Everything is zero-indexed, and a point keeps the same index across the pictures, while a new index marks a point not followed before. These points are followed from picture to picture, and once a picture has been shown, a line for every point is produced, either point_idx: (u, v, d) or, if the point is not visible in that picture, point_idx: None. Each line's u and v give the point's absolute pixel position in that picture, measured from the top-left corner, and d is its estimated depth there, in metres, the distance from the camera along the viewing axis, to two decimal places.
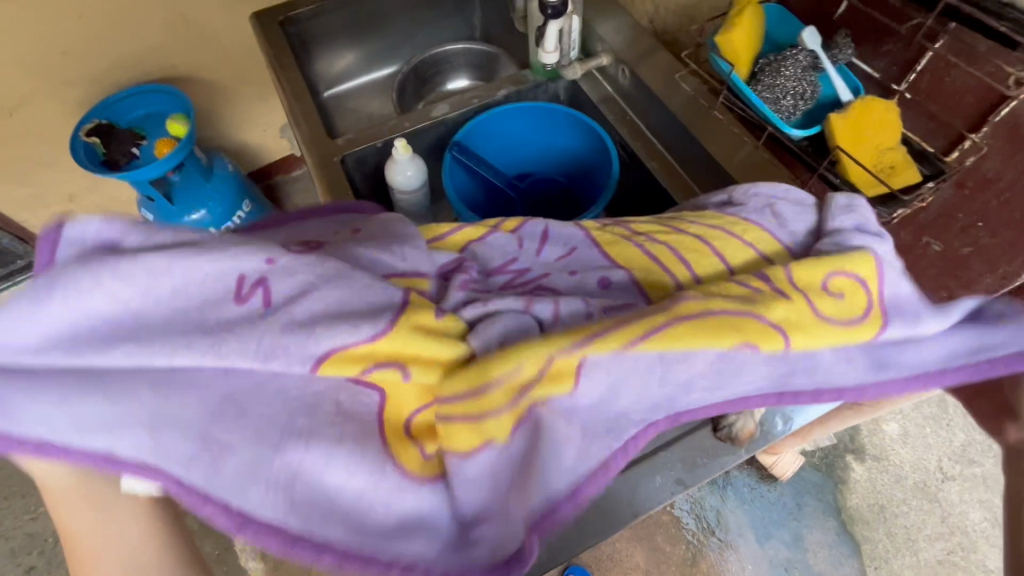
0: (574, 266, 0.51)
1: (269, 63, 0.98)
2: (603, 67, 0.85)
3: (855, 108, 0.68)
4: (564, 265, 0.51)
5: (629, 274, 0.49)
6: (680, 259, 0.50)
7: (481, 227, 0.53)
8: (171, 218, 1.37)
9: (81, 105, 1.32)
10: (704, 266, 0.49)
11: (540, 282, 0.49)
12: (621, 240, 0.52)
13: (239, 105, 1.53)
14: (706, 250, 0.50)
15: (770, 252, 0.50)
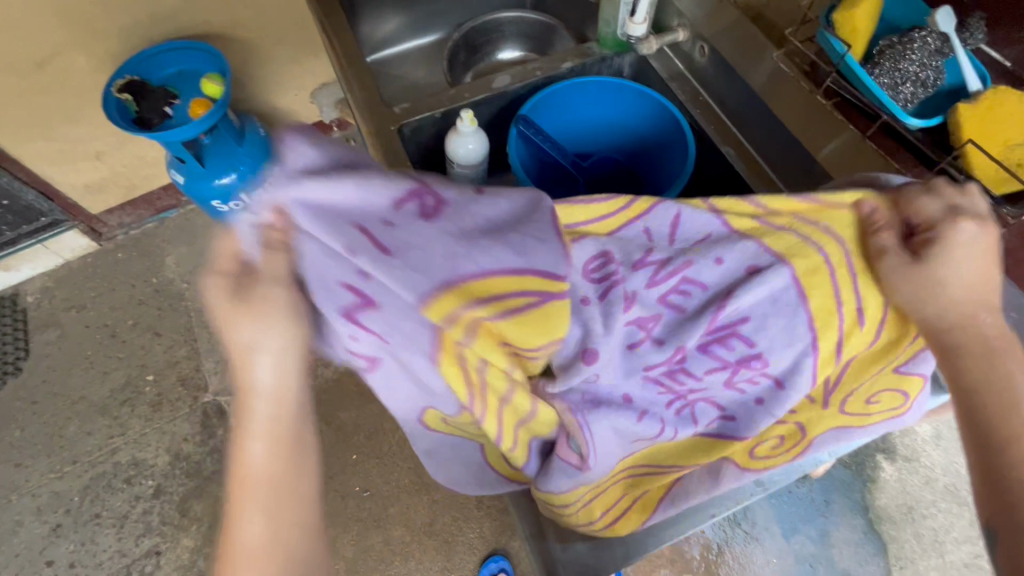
0: (719, 254, 0.55)
1: (318, 22, 0.93)
2: (677, 43, 0.80)
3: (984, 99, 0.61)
4: (709, 253, 0.55)
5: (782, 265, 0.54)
6: (818, 248, 0.55)
7: (624, 214, 0.56)
8: (202, 182, 1.34)
9: (112, 60, 1.27)
10: (840, 257, 0.56)
11: (687, 271, 0.54)
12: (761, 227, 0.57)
13: (271, 67, 1.47)
14: (837, 243, 0.56)
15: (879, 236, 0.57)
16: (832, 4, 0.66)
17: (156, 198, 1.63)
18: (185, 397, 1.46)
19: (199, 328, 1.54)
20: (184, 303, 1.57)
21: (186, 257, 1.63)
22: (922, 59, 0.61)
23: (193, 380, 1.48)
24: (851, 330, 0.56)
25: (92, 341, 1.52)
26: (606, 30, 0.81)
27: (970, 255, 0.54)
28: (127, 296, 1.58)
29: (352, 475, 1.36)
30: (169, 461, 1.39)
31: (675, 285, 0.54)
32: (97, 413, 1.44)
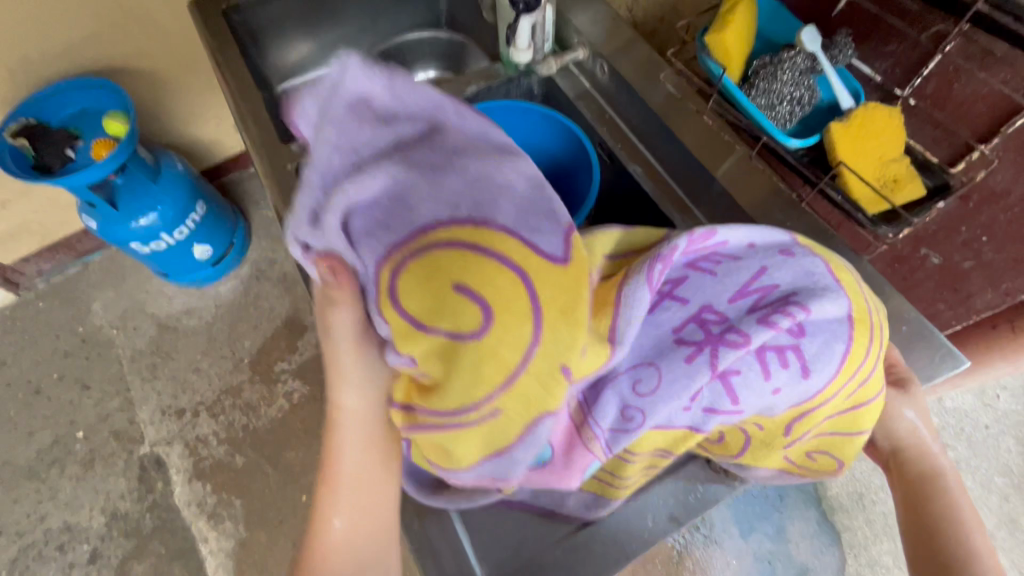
0: (751, 292, 0.47)
1: (211, 56, 0.89)
2: (580, 61, 0.78)
3: (856, 117, 0.61)
4: (746, 292, 0.47)
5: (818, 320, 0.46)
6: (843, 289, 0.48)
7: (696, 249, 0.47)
8: (116, 224, 1.26)
9: (7, 103, 1.20)
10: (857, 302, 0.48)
11: (704, 307, 0.47)
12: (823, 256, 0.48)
13: (185, 97, 1.41)
14: (857, 290, 0.48)
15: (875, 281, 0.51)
16: (705, 25, 0.67)
17: (76, 241, 1.54)
18: (120, 451, 1.38)
19: (131, 376, 1.46)
20: (113, 350, 1.49)
21: (113, 301, 1.54)
22: (793, 78, 0.63)
23: (128, 433, 1.40)
24: (869, 363, 0.48)
25: (14, 400, 1.43)
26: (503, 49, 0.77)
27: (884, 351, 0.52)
28: (51, 348, 1.49)
29: (303, 518, 1.30)
30: (105, 522, 1.31)
31: (687, 317, 0.47)
32: (23, 478, 1.35)
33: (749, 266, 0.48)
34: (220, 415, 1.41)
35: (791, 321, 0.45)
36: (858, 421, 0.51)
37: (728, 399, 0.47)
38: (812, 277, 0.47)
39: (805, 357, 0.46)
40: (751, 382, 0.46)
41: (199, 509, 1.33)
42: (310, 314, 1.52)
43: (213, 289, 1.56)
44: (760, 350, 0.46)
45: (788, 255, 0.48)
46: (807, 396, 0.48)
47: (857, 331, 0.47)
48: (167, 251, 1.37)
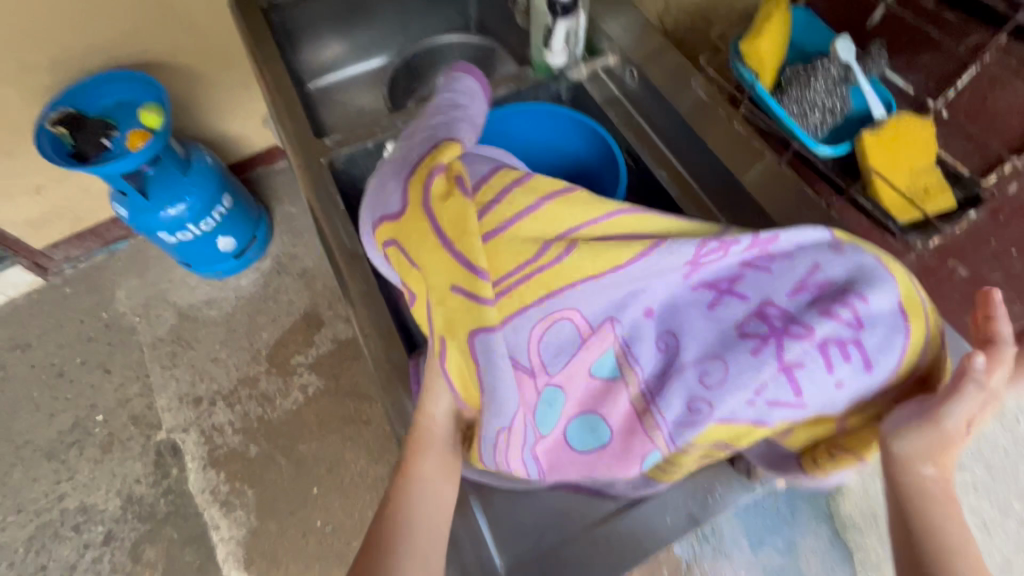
0: (807, 287, 0.50)
1: (249, 51, 0.91)
2: (609, 67, 0.80)
3: (888, 127, 0.63)
4: (802, 287, 0.50)
5: (876, 311, 0.48)
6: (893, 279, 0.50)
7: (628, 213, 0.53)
8: (146, 213, 1.30)
9: (49, 93, 1.24)
10: (904, 290, 0.49)
11: (764, 302, 0.50)
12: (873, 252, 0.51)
13: (218, 92, 1.45)
14: (907, 279, 0.50)
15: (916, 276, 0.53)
16: (741, 33, 0.68)
17: (104, 229, 1.58)
18: (137, 436, 1.40)
19: (151, 363, 1.48)
20: (135, 337, 1.52)
21: (137, 289, 1.58)
22: (827, 87, 0.63)
23: (146, 419, 1.42)
24: (928, 354, 0.50)
25: (38, 381, 1.46)
26: (535, 54, 0.78)
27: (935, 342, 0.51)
28: (75, 333, 1.52)
29: (314, 509, 1.32)
30: (120, 505, 1.34)
31: (749, 312, 0.50)
32: (43, 458, 1.38)
33: (801, 262, 0.50)
34: (236, 404, 1.43)
35: (850, 313, 0.47)
36: (883, 413, 0.51)
37: (793, 393, 0.48)
38: (864, 268, 0.49)
39: (866, 348, 0.48)
40: (817, 375, 0.48)
41: (212, 497, 1.34)
42: (328, 309, 1.55)
43: (234, 280, 1.59)
44: (823, 345, 0.48)
45: (837, 251, 0.51)
46: (870, 390, 0.49)
47: (912, 320, 0.49)
48: (193, 241, 1.41)
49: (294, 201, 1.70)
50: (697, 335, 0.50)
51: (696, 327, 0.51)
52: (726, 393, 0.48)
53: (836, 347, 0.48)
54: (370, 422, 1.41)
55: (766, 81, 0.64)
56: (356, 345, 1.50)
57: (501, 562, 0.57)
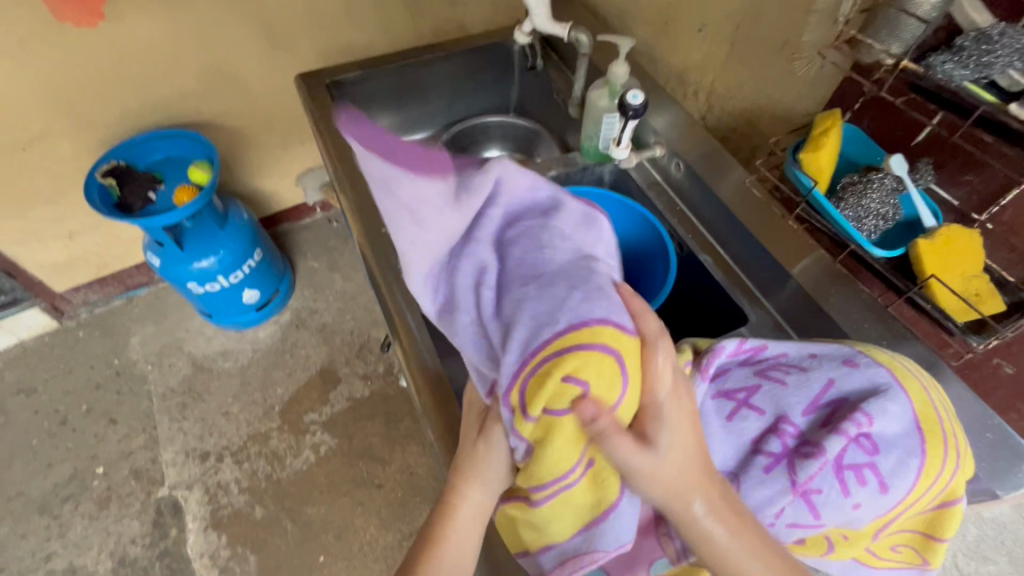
0: (825, 404, 0.51)
1: (313, 120, 0.98)
2: (655, 157, 0.85)
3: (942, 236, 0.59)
4: (819, 404, 0.51)
5: (888, 431, 0.48)
6: (902, 385, 0.51)
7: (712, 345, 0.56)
8: (179, 263, 1.32)
9: (101, 146, 1.29)
10: (914, 393, 0.50)
11: (779, 418, 0.51)
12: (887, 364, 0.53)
13: (259, 152, 1.51)
14: (912, 380, 0.51)
15: (930, 384, 0.52)
16: (797, 142, 0.70)
17: (127, 275, 1.58)
18: (138, 491, 1.35)
19: (160, 414, 1.45)
20: (146, 386, 1.49)
21: (153, 336, 1.56)
22: (882, 196, 0.62)
23: (148, 473, 1.37)
24: (952, 470, 0.49)
25: (39, 428, 1.42)
26: (589, 141, 0.84)
27: (957, 453, 0.49)
28: (84, 378, 1.49)
29: None
30: (111, 568, 1.26)
31: (762, 429, 0.51)
32: (34, 512, 1.31)
33: (816, 378, 0.52)
34: (244, 461, 1.39)
35: (863, 434, 0.47)
36: (937, 528, 0.51)
37: (810, 516, 0.48)
38: (876, 385, 0.51)
39: (883, 469, 0.47)
40: (832, 500, 0.47)
41: (211, 562, 1.27)
42: (346, 366, 1.54)
43: (252, 332, 1.58)
44: (839, 467, 0.47)
45: (851, 365, 0.52)
46: (889, 509, 0.48)
47: (930, 443, 0.48)
48: (220, 293, 1.42)
49: (318, 257, 1.72)
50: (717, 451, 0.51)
51: (715, 442, 0.51)
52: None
53: (852, 473, 0.47)
54: (382, 485, 1.37)
55: (824, 187, 0.65)
56: (371, 405, 1.48)
57: None
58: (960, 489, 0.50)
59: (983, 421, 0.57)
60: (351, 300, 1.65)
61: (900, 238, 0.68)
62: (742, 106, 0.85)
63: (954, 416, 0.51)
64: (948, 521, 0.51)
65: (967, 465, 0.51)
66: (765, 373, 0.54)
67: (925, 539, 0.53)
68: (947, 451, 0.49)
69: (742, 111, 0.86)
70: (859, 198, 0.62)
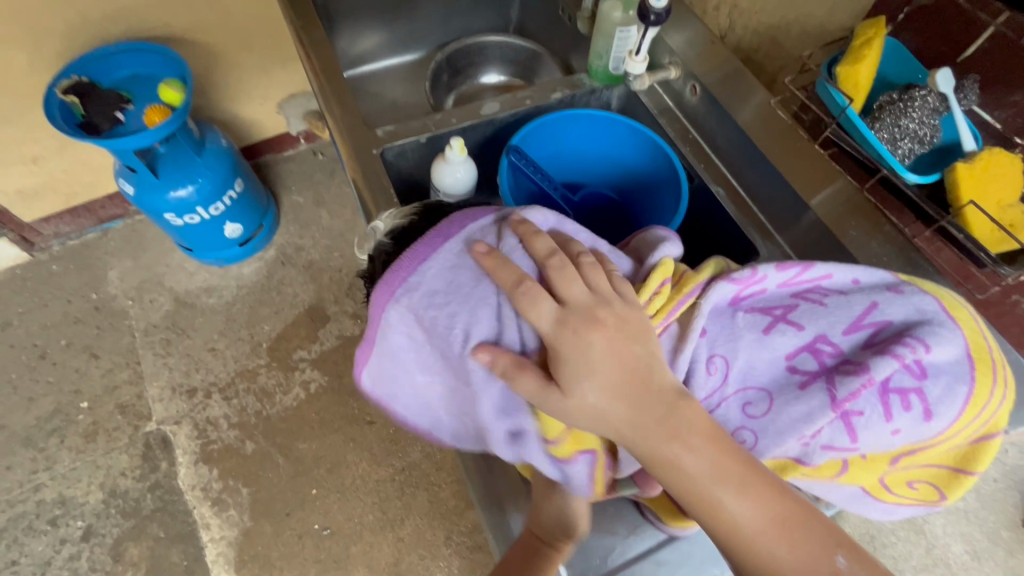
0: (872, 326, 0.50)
1: (293, 31, 0.89)
2: (669, 80, 0.79)
3: (980, 160, 0.57)
4: (863, 325, 0.50)
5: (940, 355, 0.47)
6: (959, 315, 0.50)
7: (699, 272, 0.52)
8: (154, 192, 1.24)
9: (59, 60, 1.18)
10: (965, 320, 0.50)
11: (818, 338, 0.50)
12: (953, 298, 0.51)
13: (235, 73, 1.39)
14: (962, 307, 0.51)
15: (979, 314, 0.52)
16: (835, 55, 0.66)
17: (100, 206, 1.50)
18: (125, 426, 1.33)
19: (143, 350, 1.41)
20: (127, 322, 1.44)
21: (131, 271, 1.50)
22: (921, 116, 0.60)
23: (135, 408, 1.35)
24: (999, 397, 0.49)
25: (17, 362, 1.37)
26: (597, 61, 0.78)
27: (1004, 385, 0.50)
28: (61, 313, 1.44)
29: (311, 510, 1.27)
30: (102, 499, 1.26)
31: (806, 350, 0.50)
32: (19, 445, 1.29)
33: (859, 300, 0.51)
34: (232, 398, 1.37)
35: (914, 360, 0.47)
36: (968, 462, 0.51)
37: (849, 438, 0.48)
38: (924, 313, 0.50)
39: (928, 393, 0.47)
40: (873, 423, 0.47)
41: (203, 494, 1.28)
42: (333, 305, 1.49)
43: (236, 269, 1.52)
44: (884, 390, 0.47)
45: (896, 293, 0.51)
46: (930, 437, 0.48)
47: (978, 371, 0.48)
48: (200, 225, 1.35)
49: (302, 191, 1.64)
50: (755, 370, 0.50)
51: (756, 364, 0.50)
52: (774, 435, 0.49)
53: (895, 397, 0.47)
54: (373, 423, 1.36)
55: (859, 105, 0.62)
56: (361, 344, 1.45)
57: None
58: (1001, 424, 0.50)
59: None
60: (339, 238, 1.59)
61: (934, 163, 0.64)
62: (767, 24, 0.78)
63: (999, 346, 0.51)
64: (983, 449, 0.51)
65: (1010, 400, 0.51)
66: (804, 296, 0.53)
67: (953, 474, 0.52)
68: (997, 381, 0.49)
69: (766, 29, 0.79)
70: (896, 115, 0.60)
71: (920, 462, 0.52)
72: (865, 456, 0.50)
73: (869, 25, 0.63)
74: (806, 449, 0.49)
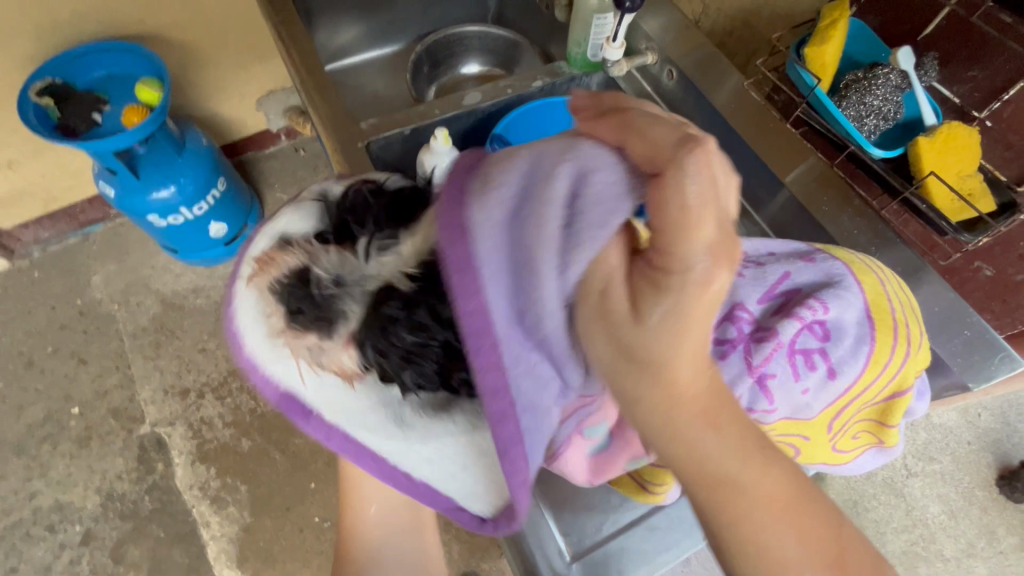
0: (787, 294, 0.50)
1: (272, 26, 0.89)
2: (646, 65, 0.81)
3: (941, 133, 0.61)
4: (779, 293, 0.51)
5: (843, 316, 0.48)
6: (860, 275, 0.51)
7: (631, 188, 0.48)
8: (135, 194, 1.23)
9: (31, 62, 1.16)
10: (868, 282, 0.51)
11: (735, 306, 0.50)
12: (862, 264, 0.52)
13: (212, 70, 1.38)
14: (869, 271, 0.52)
15: (890, 280, 0.53)
16: (803, 37, 0.69)
17: (79, 210, 1.48)
18: (118, 430, 1.33)
19: (132, 353, 1.40)
20: (114, 326, 1.43)
21: (115, 275, 1.48)
22: (884, 93, 0.63)
23: (127, 411, 1.34)
24: (904, 353, 0.50)
25: (4, 371, 1.36)
26: (575, 48, 0.80)
27: (910, 345, 0.50)
28: (46, 319, 1.42)
29: (311, 504, 1.28)
30: (100, 503, 1.26)
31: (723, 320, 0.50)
32: (11, 453, 1.29)
33: (772, 270, 0.52)
34: (226, 397, 1.37)
35: (817, 321, 0.47)
36: (886, 415, 0.53)
37: (766, 402, 0.48)
38: (832, 278, 0.50)
39: (835, 352, 0.48)
40: (784, 384, 0.47)
41: (202, 493, 1.29)
42: None
43: (222, 268, 1.51)
44: (792, 351, 0.47)
45: (808, 260, 0.52)
46: (838, 397, 0.49)
47: (879, 331, 0.49)
48: (184, 226, 1.34)
49: (286, 188, 1.63)
50: None
51: None
52: None
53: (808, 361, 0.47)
54: None
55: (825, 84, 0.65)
56: None
57: (567, 548, 0.58)
58: (912, 379, 0.51)
59: (962, 320, 0.59)
60: None
61: (898, 139, 0.68)
62: (740, 7, 0.80)
63: (907, 307, 0.52)
64: (897, 404, 0.52)
65: (922, 353, 0.52)
66: None
67: (880, 426, 0.54)
68: (901, 342, 0.49)
69: (739, 12, 0.81)
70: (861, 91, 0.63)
71: (850, 422, 0.52)
72: (783, 420, 0.50)
73: (833, 6, 0.65)
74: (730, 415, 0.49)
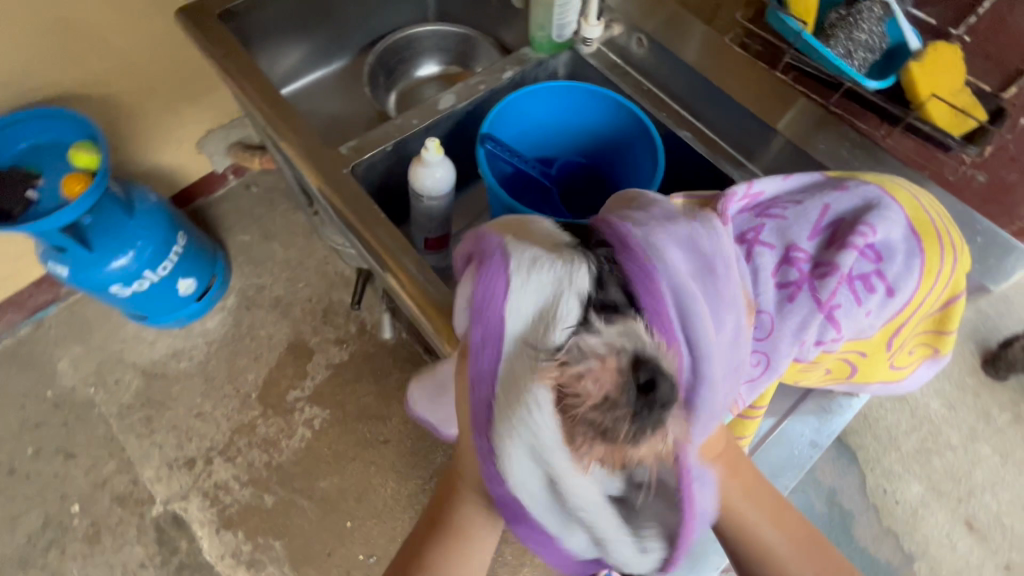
0: (835, 225, 0.51)
1: (215, 61, 0.82)
2: (613, 38, 0.81)
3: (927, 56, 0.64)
4: (827, 225, 0.51)
5: (892, 236, 0.50)
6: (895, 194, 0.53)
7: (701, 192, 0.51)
8: (91, 267, 1.14)
9: None
10: (902, 197, 0.53)
11: (789, 247, 0.50)
12: (892, 184, 0.54)
13: (143, 120, 1.28)
14: (898, 188, 0.54)
15: (919, 193, 0.55)
16: None
17: (26, 297, 1.36)
18: (128, 517, 1.25)
19: (124, 435, 1.31)
20: (96, 411, 1.33)
21: (83, 357, 1.38)
22: (869, 27, 0.66)
23: (134, 496, 1.26)
24: (951, 258, 0.52)
25: None
26: (539, 32, 0.78)
27: (957, 254, 0.53)
28: (18, 420, 1.31)
29: (351, 544, 1.25)
30: None
31: (778, 266, 0.50)
32: (17, 569, 1.19)
33: (813, 205, 0.52)
34: (236, 457, 1.31)
35: (868, 245, 0.49)
36: (942, 323, 0.55)
37: (834, 330, 0.50)
38: (871, 202, 0.52)
39: (892, 270, 0.50)
40: (850, 312, 0.49)
41: (235, 559, 1.23)
42: (314, 336, 1.44)
43: (199, 325, 1.43)
44: (850, 279, 0.49)
45: (844, 188, 0.53)
46: (896, 314, 0.52)
47: (925, 243, 0.51)
48: (151, 290, 1.25)
49: (247, 229, 1.55)
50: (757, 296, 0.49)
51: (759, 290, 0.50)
52: (778, 344, 0.50)
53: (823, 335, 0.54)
54: (389, 441, 1.34)
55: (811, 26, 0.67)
56: (353, 367, 1.41)
57: None
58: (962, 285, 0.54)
59: (972, 227, 0.62)
60: (299, 267, 1.51)
61: None
62: None
63: (941, 213, 0.54)
64: (954, 311, 0.54)
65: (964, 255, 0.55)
66: (766, 212, 0.52)
67: (935, 335, 0.56)
68: (946, 249, 0.52)
69: None
70: (847, 28, 0.65)
71: (907, 337, 0.55)
72: (848, 343, 0.52)
73: None
74: (802, 349, 0.51)
